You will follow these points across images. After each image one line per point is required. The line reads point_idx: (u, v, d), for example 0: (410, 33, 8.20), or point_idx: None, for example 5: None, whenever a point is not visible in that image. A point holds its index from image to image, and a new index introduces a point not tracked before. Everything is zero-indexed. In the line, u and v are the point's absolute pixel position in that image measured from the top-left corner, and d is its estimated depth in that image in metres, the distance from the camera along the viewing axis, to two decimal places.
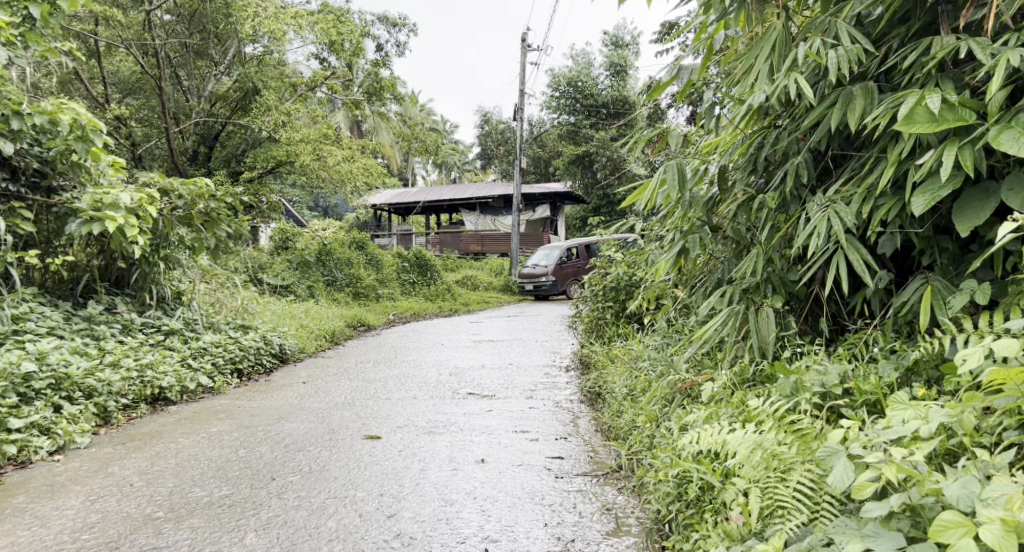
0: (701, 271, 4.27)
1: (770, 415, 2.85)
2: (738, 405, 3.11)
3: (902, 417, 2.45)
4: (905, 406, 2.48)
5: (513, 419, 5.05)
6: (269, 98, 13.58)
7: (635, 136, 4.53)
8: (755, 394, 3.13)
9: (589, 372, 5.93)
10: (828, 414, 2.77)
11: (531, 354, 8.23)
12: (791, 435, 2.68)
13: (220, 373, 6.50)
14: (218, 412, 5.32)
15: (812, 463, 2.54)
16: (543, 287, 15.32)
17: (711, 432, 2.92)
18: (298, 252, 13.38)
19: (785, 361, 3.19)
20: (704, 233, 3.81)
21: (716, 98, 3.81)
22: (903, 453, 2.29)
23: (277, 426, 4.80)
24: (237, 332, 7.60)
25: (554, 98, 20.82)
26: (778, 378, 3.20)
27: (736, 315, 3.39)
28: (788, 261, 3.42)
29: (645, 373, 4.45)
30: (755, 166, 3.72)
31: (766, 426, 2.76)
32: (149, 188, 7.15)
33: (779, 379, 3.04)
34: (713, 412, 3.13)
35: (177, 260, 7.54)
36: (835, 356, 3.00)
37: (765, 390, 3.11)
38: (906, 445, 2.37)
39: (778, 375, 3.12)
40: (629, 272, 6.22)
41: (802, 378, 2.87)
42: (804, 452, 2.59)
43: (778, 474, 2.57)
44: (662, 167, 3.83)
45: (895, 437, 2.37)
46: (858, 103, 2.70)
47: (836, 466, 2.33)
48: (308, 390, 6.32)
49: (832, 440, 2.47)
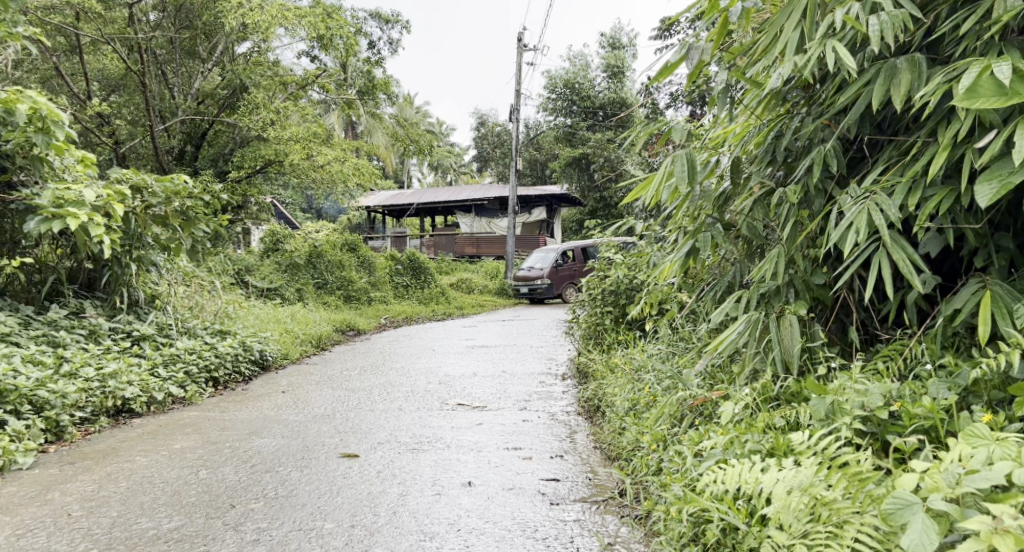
0: (711, 273, 3.89)
1: (804, 447, 2.47)
2: (765, 431, 2.72)
3: (985, 456, 2.08)
4: (987, 442, 2.12)
5: (505, 434, 4.65)
6: (257, 96, 13.02)
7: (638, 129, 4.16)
8: (782, 417, 2.77)
9: (587, 382, 5.52)
10: (874, 443, 2.42)
11: (526, 361, 7.81)
12: (835, 474, 2.31)
13: (193, 382, 6.10)
14: (185, 425, 4.91)
15: (873, 512, 2.17)
16: (538, 290, 14.95)
17: (739, 466, 2.53)
18: (287, 254, 12.99)
19: (815, 377, 2.83)
20: (716, 231, 3.47)
21: (729, 81, 3.36)
22: (1009, 513, 1.92)
23: (246, 443, 4.40)
24: (214, 338, 7.19)
25: (550, 100, 20.29)
26: (805, 396, 2.82)
27: (755, 324, 3.00)
28: (812, 262, 3.05)
29: (648, 386, 4.06)
30: (774, 156, 3.38)
31: (803, 462, 2.39)
32: (121, 184, 6.76)
33: (810, 399, 2.67)
34: (735, 438, 2.75)
35: (150, 260, 7.13)
36: (874, 373, 2.64)
37: (794, 411, 2.74)
38: (998, 498, 2.00)
39: (808, 393, 2.75)
40: (630, 275, 5.81)
41: (839, 400, 2.50)
42: (861, 499, 2.22)
43: (830, 526, 2.20)
44: (668, 159, 3.46)
45: (982, 485, 2.01)
46: (904, 77, 2.31)
47: (916, 525, 1.96)
48: (287, 401, 5.91)
49: (903, 488, 2.10)
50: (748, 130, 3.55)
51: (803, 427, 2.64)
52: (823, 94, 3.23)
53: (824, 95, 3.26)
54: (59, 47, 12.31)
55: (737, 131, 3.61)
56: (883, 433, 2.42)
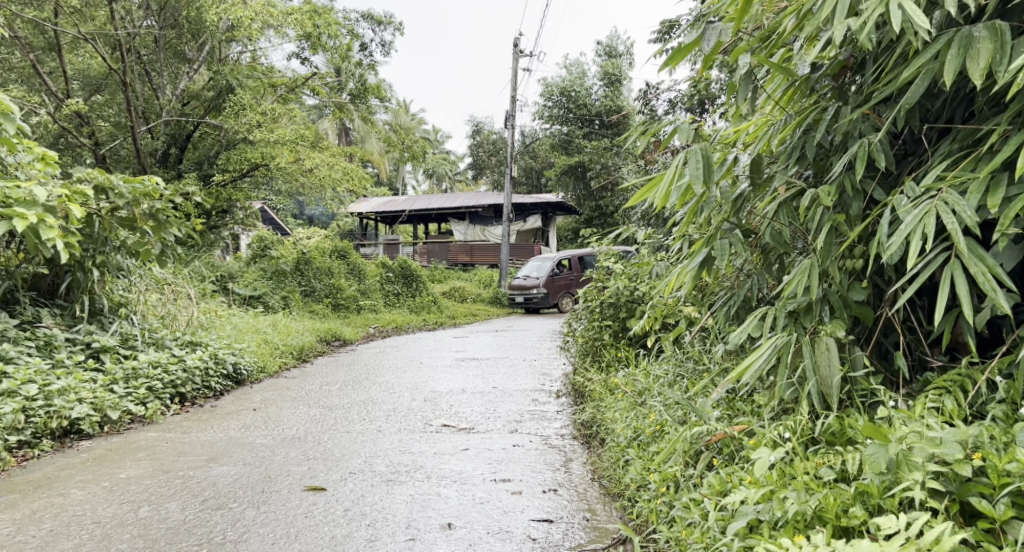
0: (726, 285, 3.48)
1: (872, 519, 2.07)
2: (811, 489, 2.28)
3: None
4: None
5: (492, 461, 4.19)
6: (243, 97, 12.42)
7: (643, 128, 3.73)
8: (826, 466, 2.34)
9: (585, 403, 5.05)
10: (952, 507, 2.06)
11: (518, 376, 7.33)
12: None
13: (155, 399, 5.64)
14: (138, 449, 4.45)
15: None
16: (534, 299, 14.45)
17: (789, 543, 2.09)
18: (274, 260, 12.51)
19: (862, 416, 2.42)
20: (736, 238, 3.03)
21: (751, 66, 2.96)
22: None
23: (202, 471, 3.92)
24: (184, 350, 6.71)
25: (546, 108, 19.83)
26: (850, 438, 2.42)
27: (784, 347, 2.55)
28: (850, 274, 2.63)
29: (653, 412, 3.63)
30: (803, 153, 2.92)
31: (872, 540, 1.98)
32: (84, 185, 6.32)
33: (864, 445, 2.27)
34: (772, 493, 2.32)
35: (116, 265, 6.69)
36: (942, 415, 2.26)
37: (840, 458, 2.34)
38: None
39: (858, 436, 2.34)
40: (630, 286, 5.34)
41: (906, 452, 2.12)
42: None
43: None
44: (681, 156, 3.03)
45: None
46: (984, 48, 1.97)
47: None
48: (258, 421, 5.44)
49: None
50: (769, 126, 3.14)
51: (856, 481, 2.24)
52: (862, 85, 2.84)
53: (861, 86, 2.88)
54: (36, 44, 11.83)
55: (755, 128, 3.19)
56: (964, 493, 2.05)
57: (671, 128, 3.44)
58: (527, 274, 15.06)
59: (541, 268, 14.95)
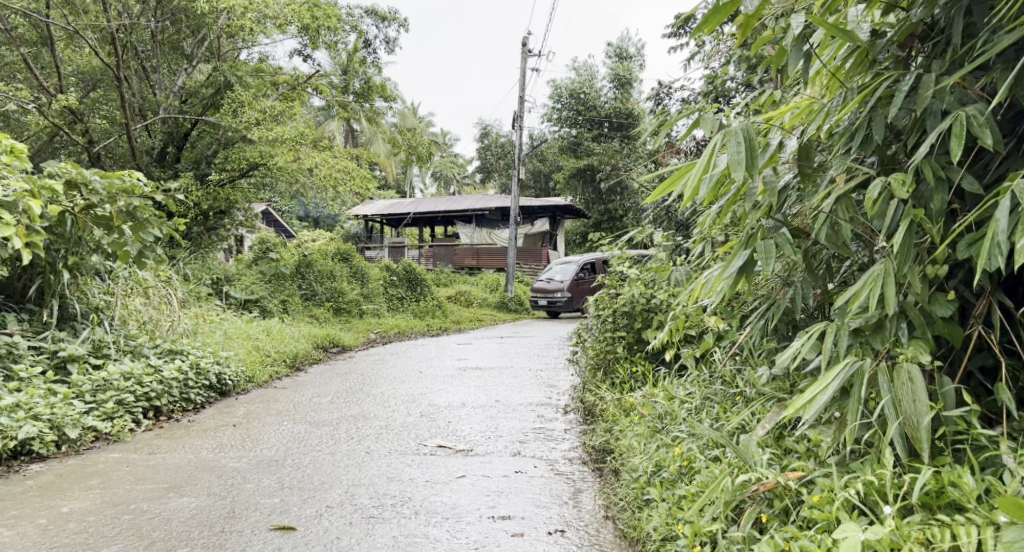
0: (767, 293, 3.01)
1: None
2: None
3: None
4: None
5: (491, 493, 3.66)
6: (242, 93, 11.77)
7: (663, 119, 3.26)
8: (928, 545, 1.91)
9: (596, 423, 4.53)
10: None
11: (523, 389, 6.81)
12: None
13: (125, 414, 5.15)
14: (94, 472, 3.99)
15: None
16: (557, 303, 13.84)
17: None
18: (274, 263, 12.02)
19: (970, 478, 1.99)
20: (784, 238, 2.55)
21: (805, 31, 2.46)
22: None
23: (158, 504, 3.42)
24: (162, 359, 6.22)
25: (555, 111, 19.30)
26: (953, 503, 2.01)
27: (855, 374, 2.04)
28: (931, 281, 2.13)
29: (679, 444, 3.14)
30: (863, 136, 2.41)
31: None
32: (55, 180, 5.88)
33: (993, 530, 1.84)
34: None
35: (89, 267, 6.24)
36: None
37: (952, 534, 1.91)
38: None
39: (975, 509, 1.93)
40: (647, 293, 4.78)
41: None
42: None
43: None
44: (718, 137, 2.53)
45: None
46: None
47: None
48: (235, 439, 4.92)
49: None
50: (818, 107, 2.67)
51: None
52: (938, 53, 2.35)
53: (934, 54, 2.40)
54: (27, 38, 11.39)
55: (800, 109, 2.69)
56: None
57: (695, 117, 2.95)
58: (551, 277, 14.47)
59: (565, 271, 14.40)
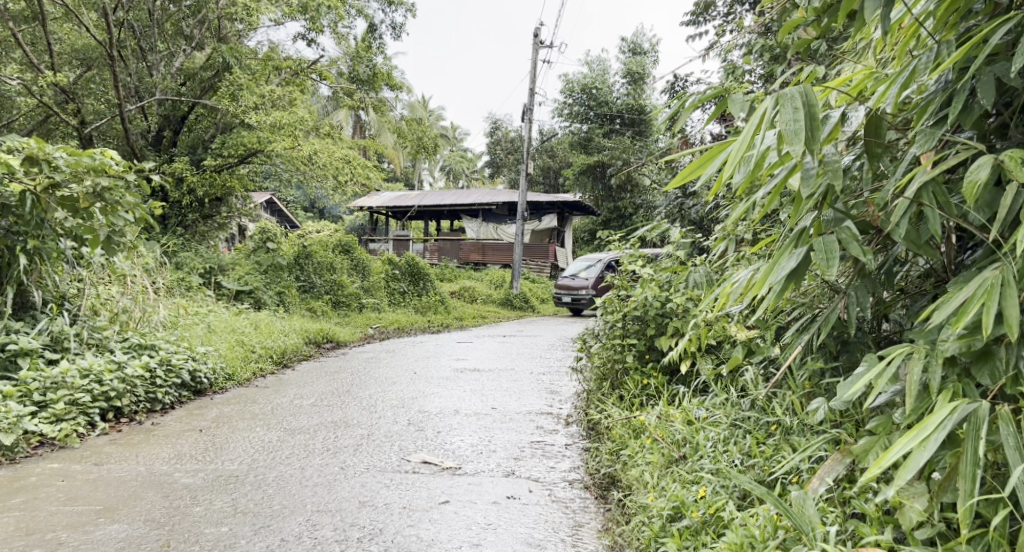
0: (814, 304, 2.54)
1: None
2: None
3: None
4: None
5: (476, 526, 3.11)
6: (242, 77, 11.20)
7: (690, 103, 2.74)
8: None
9: (602, 442, 4.01)
10: None
11: (523, 395, 6.27)
12: None
13: (79, 416, 4.65)
14: (24, 486, 3.50)
15: None
16: (581, 301, 13.35)
17: None
18: (270, 253, 11.43)
19: None
20: (849, 232, 2.03)
21: None
22: None
23: (81, 533, 2.92)
24: (128, 355, 5.70)
25: (566, 105, 18.66)
26: None
27: (974, 424, 1.68)
28: None
29: (703, 482, 2.66)
30: (965, 103, 1.90)
31: None
32: (16, 156, 5.33)
33: None
34: None
35: (52, 252, 5.71)
36: None
37: None
38: None
39: None
40: (662, 296, 4.17)
41: None
42: None
43: None
44: (770, 101, 1.99)
45: None
46: None
47: None
48: (197, 449, 4.39)
49: None
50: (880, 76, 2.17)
51: None
52: None
53: None
54: (14, 12, 10.78)
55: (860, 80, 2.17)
56: None
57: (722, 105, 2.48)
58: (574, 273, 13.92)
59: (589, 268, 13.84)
